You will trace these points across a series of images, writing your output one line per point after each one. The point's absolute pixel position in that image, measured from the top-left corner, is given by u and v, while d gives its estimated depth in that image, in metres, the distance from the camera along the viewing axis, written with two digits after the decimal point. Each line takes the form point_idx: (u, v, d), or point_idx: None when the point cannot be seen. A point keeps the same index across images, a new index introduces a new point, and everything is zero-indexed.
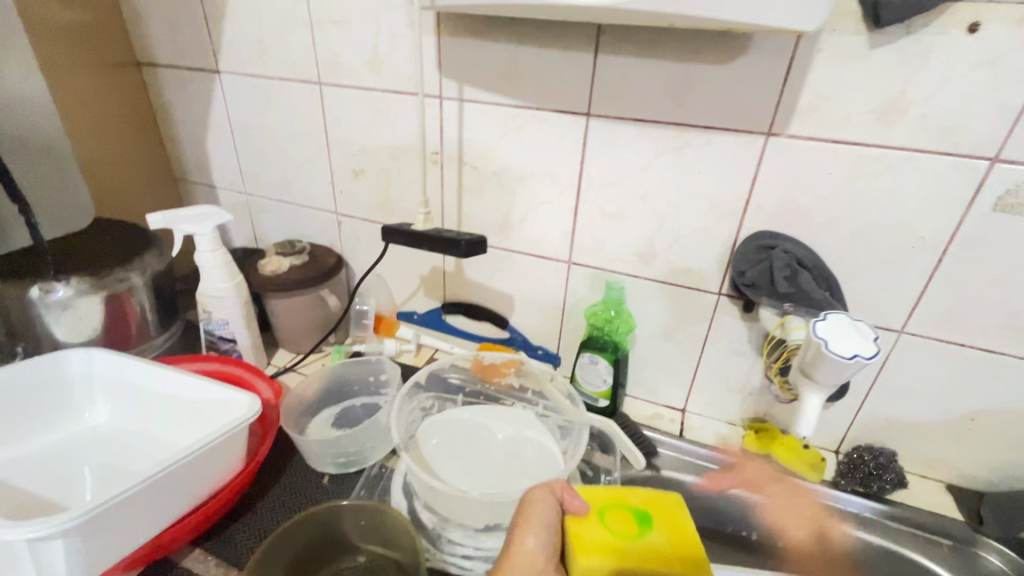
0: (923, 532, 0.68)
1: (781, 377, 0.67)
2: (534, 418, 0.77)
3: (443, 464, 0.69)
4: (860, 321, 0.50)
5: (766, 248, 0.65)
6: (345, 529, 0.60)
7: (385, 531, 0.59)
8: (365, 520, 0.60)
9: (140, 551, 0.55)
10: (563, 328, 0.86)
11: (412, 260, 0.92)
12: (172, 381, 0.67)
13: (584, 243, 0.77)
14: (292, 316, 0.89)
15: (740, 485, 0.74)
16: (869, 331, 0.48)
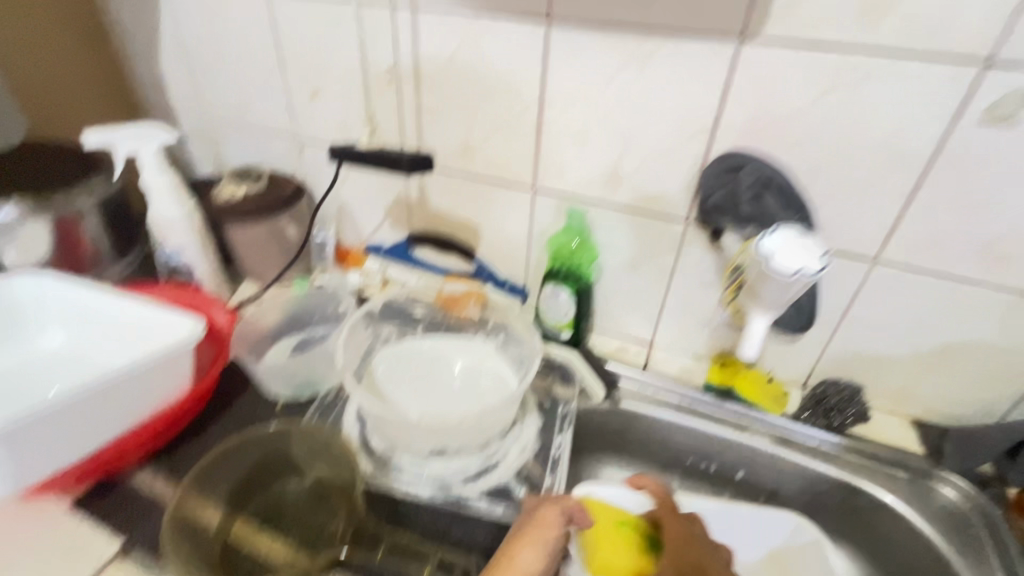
0: (880, 465, 0.67)
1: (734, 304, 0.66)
2: (492, 349, 0.76)
3: (396, 392, 0.68)
4: (809, 240, 0.52)
5: (731, 170, 0.61)
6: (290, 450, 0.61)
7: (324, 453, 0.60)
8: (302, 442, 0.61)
9: (81, 467, 0.55)
10: (529, 259, 0.82)
11: (373, 189, 0.87)
12: (124, 307, 0.65)
13: (548, 166, 0.72)
14: (253, 247, 0.86)
15: (700, 418, 0.73)
16: (815, 248, 0.49)
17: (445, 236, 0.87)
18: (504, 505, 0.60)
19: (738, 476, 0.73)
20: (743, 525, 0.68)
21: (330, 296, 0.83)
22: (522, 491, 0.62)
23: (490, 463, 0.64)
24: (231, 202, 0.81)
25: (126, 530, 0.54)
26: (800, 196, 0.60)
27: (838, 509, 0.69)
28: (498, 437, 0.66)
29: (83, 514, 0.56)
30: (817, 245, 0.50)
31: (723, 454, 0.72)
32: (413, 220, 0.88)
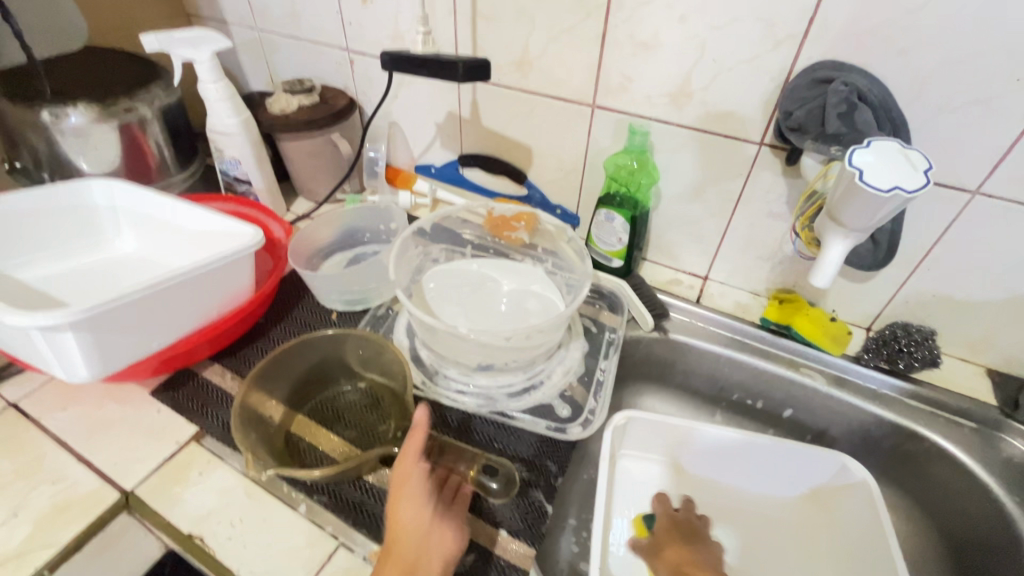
0: (944, 413, 0.64)
1: (809, 234, 0.60)
2: (542, 274, 0.75)
3: (445, 309, 0.69)
4: (910, 151, 0.44)
5: (822, 83, 0.54)
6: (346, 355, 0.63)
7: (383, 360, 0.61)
8: (362, 346, 0.62)
9: (158, 358, 0.59)
10: (583, 184, 0.79)
11: (424, 105, 0.84)
12: (190, 214, 0.68)
13: (610, 81, 0.67)
14: (306, 161, 0.87)
15: (751, 354, 0.71)
16: (920, 161, 0.43)
17: (495, 157, 0.83)
18: (546, 421, 0.61)
19: (785, 414, 0.72)
20: (784, 462, 0.67)
21: (379, 213, 0.83)
22: (565, 410, 0.63)
23: (535, 382, 0.65)
24: (284, 114, 0.80)
25: (201, 417, 0.59)
26: (899, 114, 0.53)
27: (889, 453, 0.67)
28: (544, 358, 0.66)
29: (162, 399, 0.61)
30: (921, 158, 0.43)
31: (770, 392, 0.72)
32: (463, 139, 0.85)
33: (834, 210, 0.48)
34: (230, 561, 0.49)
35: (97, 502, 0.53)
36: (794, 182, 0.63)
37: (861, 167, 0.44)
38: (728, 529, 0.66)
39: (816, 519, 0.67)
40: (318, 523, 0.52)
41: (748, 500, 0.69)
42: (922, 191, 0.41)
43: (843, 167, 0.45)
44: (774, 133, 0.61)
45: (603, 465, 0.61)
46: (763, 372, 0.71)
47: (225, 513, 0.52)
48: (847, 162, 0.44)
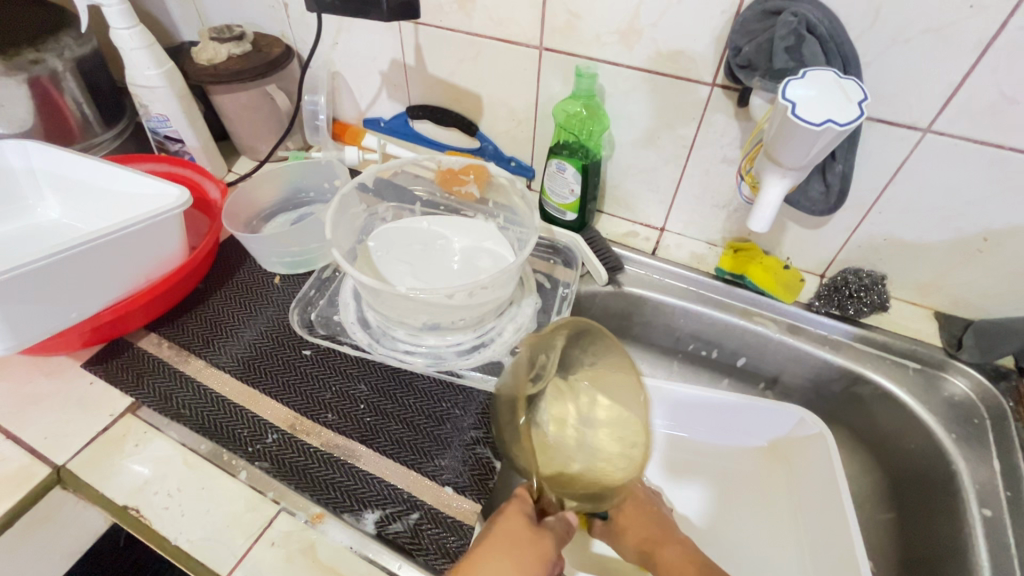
0: (891, 355, 0.65)
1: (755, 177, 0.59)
2: (494, 230, 0.72)
3: (393, 270, 0.67)
4: (847, 80, 0.42)
5: (772, 14, 0.51)
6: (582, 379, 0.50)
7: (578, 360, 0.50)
8: (584, 341, 0.49)
9: (85, 327, 0.57)
10: (535, 134, 0.75)
11: (366, 52, 0.79)
12: (111, 175, 0.64)
13: (556, 19, 0.62)
14: (242, 115, 0.81)
15: (706, 304, 0.71)
16: (855, 93, 0.41)
17: (444, 107, 0.79)
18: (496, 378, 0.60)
19: (739, 363, 0.73)
20: (745, 417, 0.68)
21: (322, 171, 0.78)
22: None
23: (485, 339, 0.64)
24: (211, 65, 0.74)
25: (136, 388, 0.57)
26: (851, 48, 0.50)
27: (837, 396, 0.68)
28: (494, 316, 0.65)
29: (95, 370, 0.59)
30: (857, 90, 0.41)
31: (725, 341, 0.72)
32: (410, 88, 0.80)
33: (770, 148, 0.46)
34: (169, 530, 0.48)
35: (27, 479, 0.51)
36: (747, 126, 0.60)
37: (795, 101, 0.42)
38: (686, 479, 0.68)
39: (772, 468, 0.68)
40: (259, 488, 0.51)
41: (710, 453, 0.70)
42: (854, 123, 0.39)
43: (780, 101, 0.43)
44: (725, 73, 0.57)
45: None
46: (719, 322, 0.70)
47: (162, 484, 0.51)
48: (781, 94, 0.42)
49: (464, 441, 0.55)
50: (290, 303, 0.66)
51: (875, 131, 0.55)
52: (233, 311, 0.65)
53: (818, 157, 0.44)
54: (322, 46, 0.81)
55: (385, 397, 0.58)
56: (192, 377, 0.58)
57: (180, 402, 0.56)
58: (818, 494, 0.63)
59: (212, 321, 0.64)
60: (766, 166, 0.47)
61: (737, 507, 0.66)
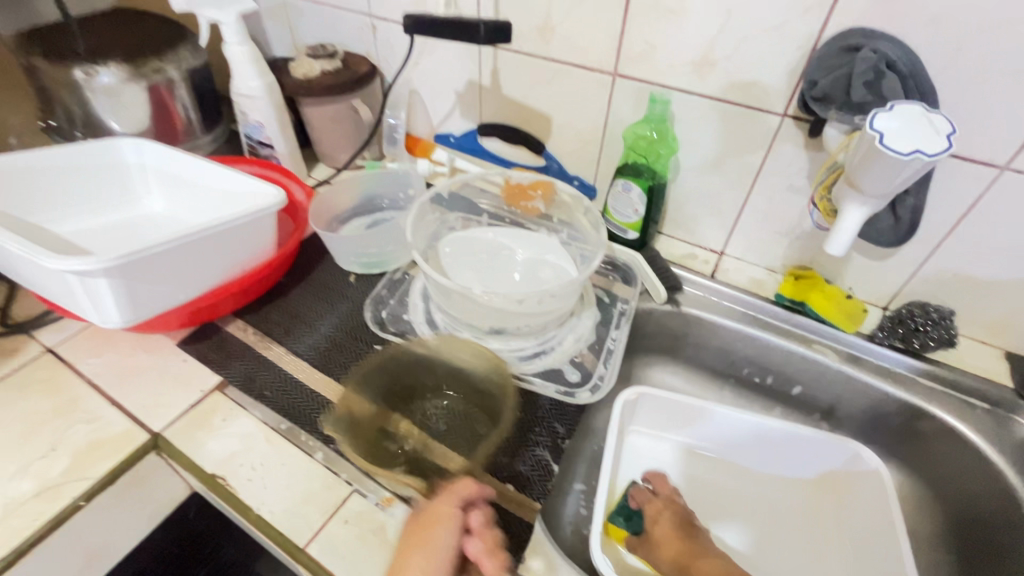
0: (957, 393, 0.63)
1: (827, 205, 0.59)
2: (557, 244, 0.75)
3: (461, 274, 0.70)
4: (935, 114, 0.43)
5: (851, 51, 0.53)
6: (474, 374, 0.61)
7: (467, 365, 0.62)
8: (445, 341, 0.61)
9: (186, 309, 0.62)
10: (602, 155, 0.78)
11: (446, 73, 0.84)
12: (216, 173, 0.70)
13: (633, 47, 0.66)
14: (327, 125, 0.88)
15: (765, 329, 0.71)
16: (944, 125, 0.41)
17: (515, 126, 0.83)
18: (555, 385, 0.62)
19: (794, 392, 0.72)
20: (793, 446, 0.68)
21: (398, 181, 0.84)
22: (574, 375, 0.64)
23: (546, 347, 0.66)
24: (306, 78, 0.81)
25: (225, 368, 0.62)
26: (929, 85, 0.52)
27: (898, 432, 0.66)
28: (556, 325, 0.67)
29: (188, 350, 0.64)
30: (944, 121, 0.42)
31: (781, 367, 0.71)
32: (483, 108, 0.85)
33: (851, 179, 0.47)
34: (253, 499, 0.52)
35: (128, 442, 0.56)
36: (816, 155, 0.62)
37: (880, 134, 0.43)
38: (727, 502, 0.67)
39: (818, 501, 0.68)
40: (333, 470, 0.54)
41: (754, 478, 0.69)
42: (943, 154, 0.40)
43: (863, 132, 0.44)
44: (798, 103, 0.59)
45: (612, 432, 0.64)
46: (775, 347, 0.70)
47: (246, 457, 0.55)
48: (868, 124, 0.42)
49: (524, 442, 0.57)
50: (364, 301, 0.71)
51: (949, 165, 0.56)
52: (312, 305, 0.70)
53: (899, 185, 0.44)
54: (405, 66, 0.87)
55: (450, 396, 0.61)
56: (274, 362, 0.63)
57: (264, 384, 0.60)
58: (870, 530, 0.62)
59: (293, 313, 0.69)
60: (845, 193, 0.48)
61: (782, 536, 0.65)
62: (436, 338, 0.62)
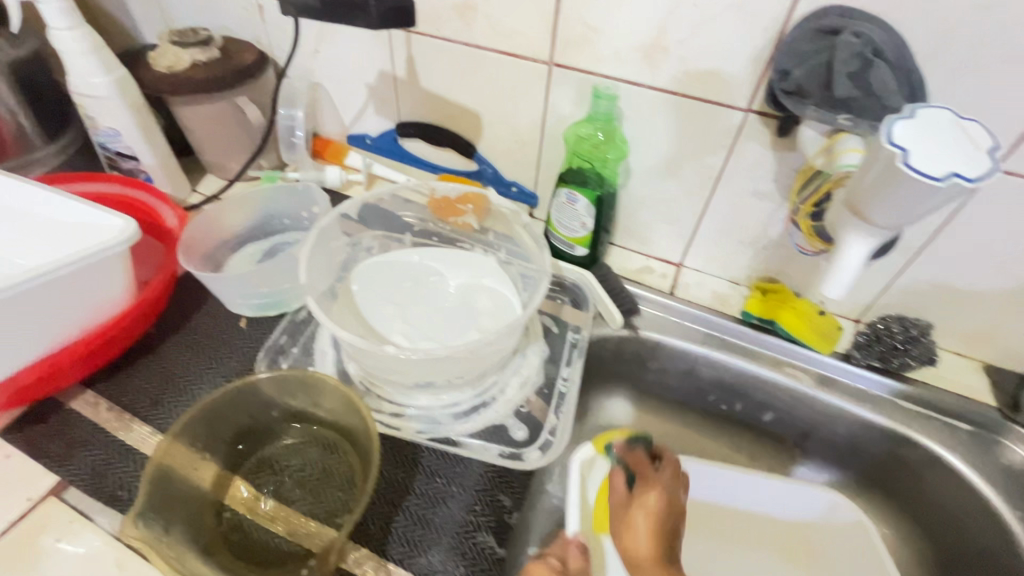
0: (939, 416, 0.58)
1: (810, 225, 0.51)
2: (494, 265, 0.64)
3: (381, 315, 0.58)
4: (968, 125, 0.34)
5: (827, 34, 0.44)
6: (347, 421, 0.48)
7: (339, 410, 0.48)
8: (309, 387, 0.48)
9: (3, 391, 0.47)
10: (541, 158, 0.67)
11: (352, 62, 0.70)
12: (46, 201, 0.53)
13: (570, 30, 0.55)
14: (210, 129, 0.72)
15: (731, 352, 0.63)
16: (985, 141, 0.32)
17: (438, 125, 0.71)
18: (499, 446, 0.52)
19: (764, 418, 0.65)
20: (768, 493, 0.61)
21: (299, 197, 0.69)
22: (520, 431, 0.53)
23: (485, 398, 0.55)
24: (172, 72, 0.65)
25: (64, 463, 0.47)
26: (916, 74, 0.43)
27: (877, 459, 0.60)
28: (496, 369, 0.56)
29: (14, 440, 0.49)
30: (983, 134, 0.33)
31: (750, 393, 0.64)
32: (399, 103, 0.72)
33: (856, 206, 0.37)
34: None
35: None
36: (784, 157, 0.53)
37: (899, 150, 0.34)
38: (695, 565, 0.60)
39: (793, 551, 0.61)
40: None
41: (725, 530, 0.62)
42: (987, 180, 0.31)
43: (877, 147, 0.35)
44: (764, 97, 0.50)
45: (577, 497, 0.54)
46: (744, 372, 0.63)
47: None
48: (884, 139, 0.33)
49: (460, 526, 0.47)
50: (257, 353, 0.57)
51: None
52: (189, 363, 0.55)
53: (920, 218, 0.36)
54: (302, 54, 0.72)
55: (339, 451, 0.49)
56: (135, 448, 0.49)
57: (117, 482, 0.47)
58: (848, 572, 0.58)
59: (162, 376, 0.54)
60: (843, 220, 0.39)
61: None
62: (269, 379, 0.47)
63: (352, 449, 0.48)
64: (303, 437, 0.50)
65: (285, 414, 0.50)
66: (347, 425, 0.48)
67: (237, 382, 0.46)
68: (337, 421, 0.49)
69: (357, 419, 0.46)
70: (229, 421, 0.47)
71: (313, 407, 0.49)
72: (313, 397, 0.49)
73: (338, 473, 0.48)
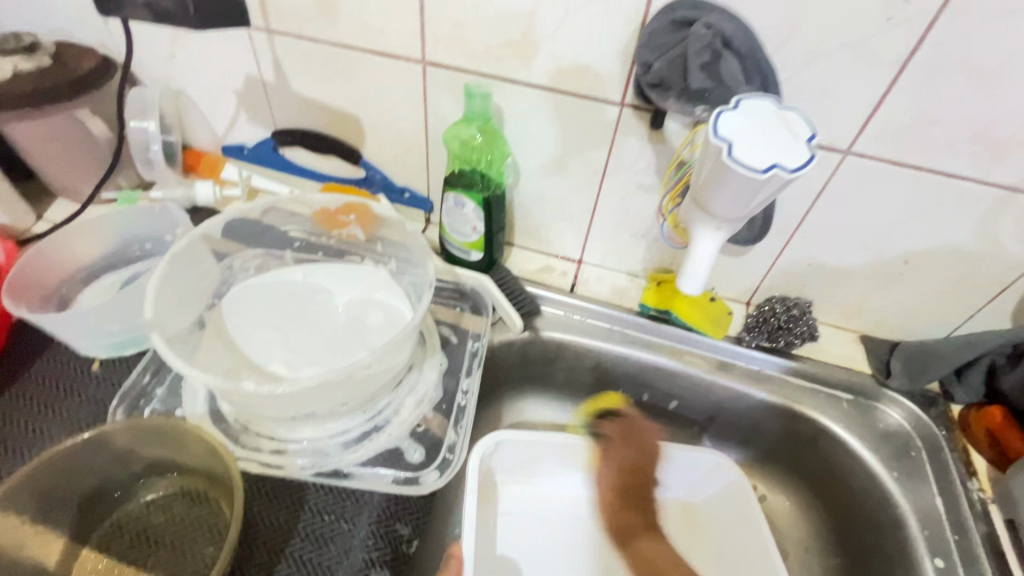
0: (824, 388, 0.61)
1: (677, 220, 0.52)
2: (386, 277, 0.60)
3: (259, 342, 0.53)
4: (788, 113, 0.37)
5: (682, 26, 0.44)
6: (212, 471, 0.43)
7: (201, 459, 0.43)
8: (166, 437, 0.42)
9: None
10: (430, 160, 0.64)
11: (214, 66, 0.64)
12: None
13: (439, 27, 0.52)
14: (51, 146, 0.63)
15: (633, 345, 0.63)
16: (801, 131, 0.35)
17: (319, 132, 0.66)
18: (393, 472, 0.49)
19: (671, 407, 0.66)
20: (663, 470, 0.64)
21: (159, 218, 0.62)
22: (417, 453, 0.50)
23: (378, 421, 0.51)
24: None
25: None
26: (768, 65, 0.45)
27: (774, 435, 0.63)
28: (389, 389, 0.53)
29: None
30: (801, 124, 0.36)
31: (654, 384, 0.64)
32: (273, 109, 0.66)
33: (702, 200, 0.39)
34: None
35: None
36: (661, 149, 0.54)
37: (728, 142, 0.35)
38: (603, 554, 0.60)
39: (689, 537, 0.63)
40: None
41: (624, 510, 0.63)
42: (803, 169, 0.34)
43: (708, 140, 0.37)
44: (635, 91, 0.50)
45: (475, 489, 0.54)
46: (646, 364, 0.63)
47: None
48: (714, 132, 0.35)
49: (354, 566, 0.44)
50: (113, 399, 0.50)
51: None
52: (28, 419, 0.49)
53: (757, 205, 0.38)
54: (153, 57, 0.64)
55: (210, 500, 0.44)
56: None
57: None
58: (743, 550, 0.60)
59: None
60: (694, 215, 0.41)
61: None
62: (126, 431, 0.41)
63: (221, 499, 0.43)
64: (169, 491, 0.45)
65: (145, 467, 0.44)
66: (214, 475, 0.43)
67: (82, 438, 0.40)
68: (202, 471, 0.44)
69: (220, 470, 0.41)
70: (76, 485, 0.41)
71: (177, 459, 0.44)
72: (172, 446, 0.43)
73: (210, 527, 0.43)
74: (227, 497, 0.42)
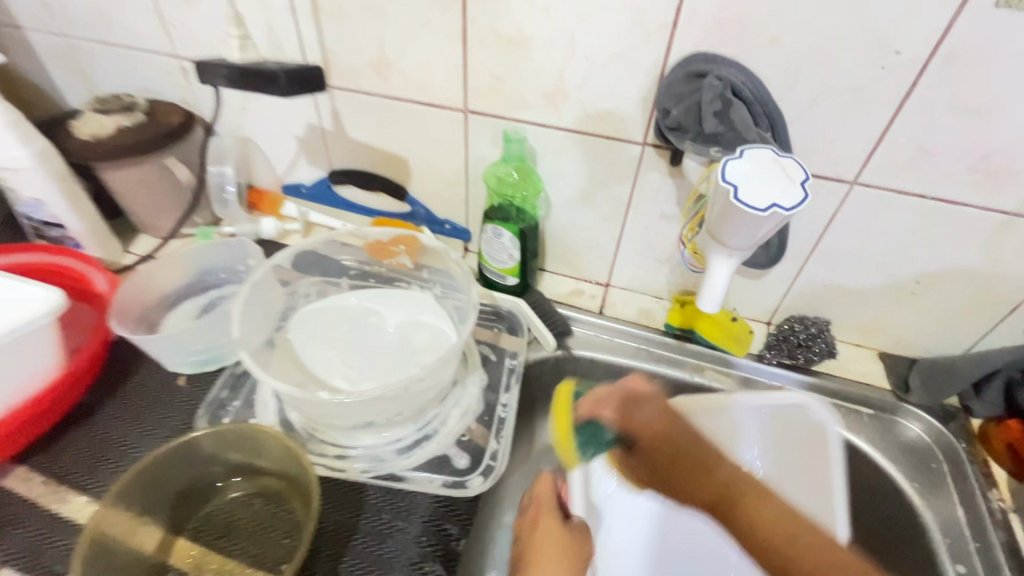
0: (846, 402, 0.64)
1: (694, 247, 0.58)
2: (431, 301, 0.67)
3: (322, 360, 0.60)
4: (784, 159, 0.42)
5: (697, 77, 0.50)
6: (288, 469, 0.48)
7: (277, 459, 0.49)
8: (248, 440, 0.48)
9: None
10: (470, 195, 0.71)
11: (280, 117, 0.72)
12: None
13: (480, 81, 0.59)
14: (142, 190, 0.73)
15: (660, 361, 0.68)
16: (795, 174, 0.41)
17: (370, 172, 0.74)
18: (442, 476, 0.54)
19: None
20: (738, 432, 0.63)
21: (232, 251, 0.70)
22: (463, 459, 0.55)
23: (427, 431, 0.57)
24: (95, 138, 0.66)
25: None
26: (775, 108, 0.50)
27: None
28: (437, 402, 0.58)
29: None
30: (795, 169, 0.42)
31: None
32: (330, 153, 0.74)
33: (715, 232, 0.45)
34: None
35: None
36: (681, 182, 0.59)
37: (732, 184, 0.41)
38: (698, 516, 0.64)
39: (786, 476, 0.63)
40: None
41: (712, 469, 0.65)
42: (798, 208, 0.40)
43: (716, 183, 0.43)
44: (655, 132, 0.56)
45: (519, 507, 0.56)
46: (672, 381, 0.67)
47: None
48: (721, 177, 0.41)
49: (410, 559, 0.49)
50: (197, 410, 0.57)
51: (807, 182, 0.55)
52: (127, 428, 0.56)
53: (762, 236, 0.44)
54: (229, 112, 0.74)
55: (287, 495, 0.50)
56: (70, 520, 0.49)
57: (53, 556, 0.47)
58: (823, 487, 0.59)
59: (99, 445, 0.54)
60: (707, 243, 0.46)
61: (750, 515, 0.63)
62: (211, 436, 0.48)
63: (296, 494, 0.49)
64: (249, 487, 0.51)
65: (230, 467, 0.51)
66: (289, 473, 0.49)
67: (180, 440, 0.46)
68: (279, 471, 0.50)
69: (295, 465, 0.47)
70: (172, 480, 0.48)
71: (256, 459, 0.50)
72: (253, 447, 0.49)
73: (287, 519, 0.49)
74: (301, 493, 0.48)
